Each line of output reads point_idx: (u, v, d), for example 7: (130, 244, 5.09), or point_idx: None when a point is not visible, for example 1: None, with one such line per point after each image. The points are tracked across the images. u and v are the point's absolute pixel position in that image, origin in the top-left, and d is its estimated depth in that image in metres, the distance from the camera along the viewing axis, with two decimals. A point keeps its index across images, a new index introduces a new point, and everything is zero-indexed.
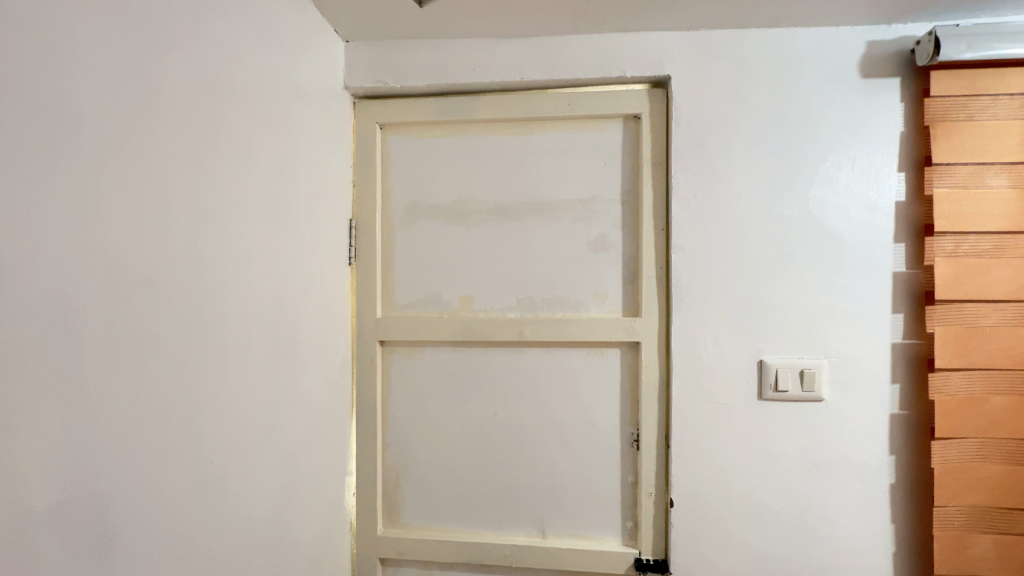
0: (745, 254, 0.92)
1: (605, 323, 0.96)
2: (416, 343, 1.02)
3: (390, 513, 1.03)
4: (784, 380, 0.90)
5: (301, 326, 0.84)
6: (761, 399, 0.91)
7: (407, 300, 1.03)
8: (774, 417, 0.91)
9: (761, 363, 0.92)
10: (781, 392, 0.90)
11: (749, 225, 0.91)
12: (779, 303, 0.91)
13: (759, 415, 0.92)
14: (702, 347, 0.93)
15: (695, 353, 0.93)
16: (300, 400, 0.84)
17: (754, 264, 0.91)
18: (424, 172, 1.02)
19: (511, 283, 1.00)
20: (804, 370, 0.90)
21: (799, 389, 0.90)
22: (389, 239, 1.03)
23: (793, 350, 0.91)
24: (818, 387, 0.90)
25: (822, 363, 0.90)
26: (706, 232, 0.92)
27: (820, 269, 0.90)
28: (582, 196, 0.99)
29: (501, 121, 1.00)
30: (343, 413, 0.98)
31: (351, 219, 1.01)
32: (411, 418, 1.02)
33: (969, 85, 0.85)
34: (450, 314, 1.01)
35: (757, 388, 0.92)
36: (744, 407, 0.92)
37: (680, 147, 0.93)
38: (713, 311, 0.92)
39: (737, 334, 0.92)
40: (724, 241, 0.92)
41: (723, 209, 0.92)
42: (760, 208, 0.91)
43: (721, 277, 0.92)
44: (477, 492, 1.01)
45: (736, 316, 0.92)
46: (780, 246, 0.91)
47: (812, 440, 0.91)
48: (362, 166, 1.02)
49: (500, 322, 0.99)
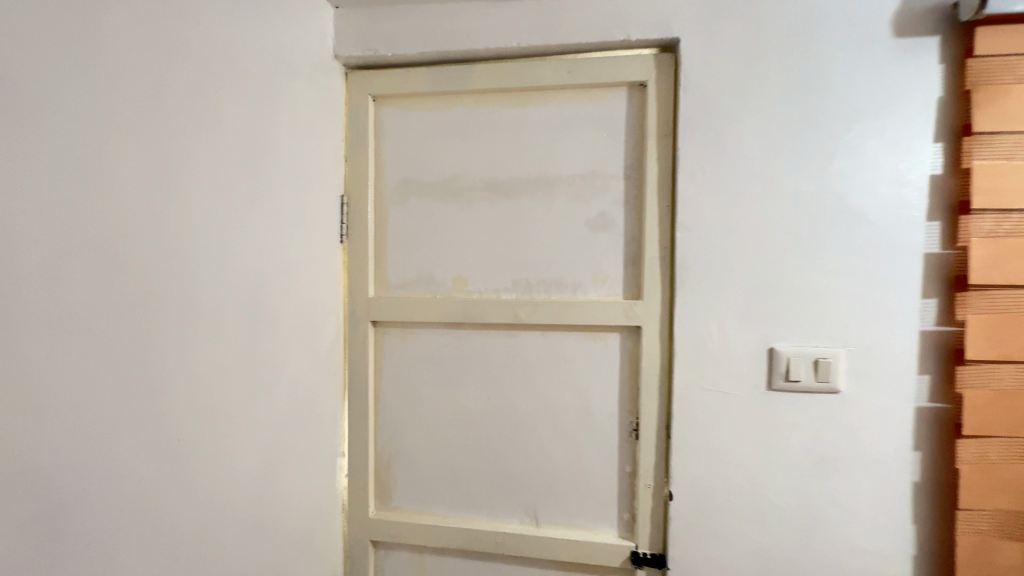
0: (757, 235, 0.85)
1: (604, 307, 0.91)
2: (408, 324, 0.99)
3: (382, 496, 1.02)
4: (795, 369, 0.83)
5: (285, 304, 0.82)
6: (770, 389, 0.85)
7: (400, 280, 0.99)
8: (784, 408, 0.85)
9: (771, 351, 0.85)
10: (791, 382, 0.84)
11: (761, 203, 0.84)
12: (793, 287, 0.84)
13: (767, 406, 0.86)
14: (707, 333, 0.87)
15: (699, 340, 0.87)
16: (283, 380, 0.82)
17: (765, 245, 0.84)
18: (417, 146, 0.98)
19: (505, 263, 0.96)
20: (819, 359, 0.83)
21: (812, 380, 0.83)
22: (381, 217, 0.99)
23: (806, 337, 0.84)
24: (833, 379, 0.83)
25: (838, 351, 0.83)
26: (715, 210, 0.85)
27: (840, 251, 0.83)
28: (582, 171, 0.93)
29: (497, 91, 0.95)
30: (333, 394, 0.96)
31: (342, 195, 0.98)
32: (403, 401, 1.00)
33: (1019, 42, 0.75)
34: (443, 295, 0.98)
35: (765, 378, 0.85)
36: (751, 397, 0.86)
37: (688, 117, 0.86)
38: (718, 295, 0.86)
39: (746, 320, 0.86)
40: (734, 219, 0.85)
41: (734, 185, 0.85)
42: (774, 184, 0.84)
43: (730, 259, 0.85)
44: (469, 478, 0.99)
45: (745, 301, 0.85)
46: (796, 225, 0.84)
47: (824, 435, 0.84)
48: (354, 140, 0.98)
49: (493, 303, 0.95)
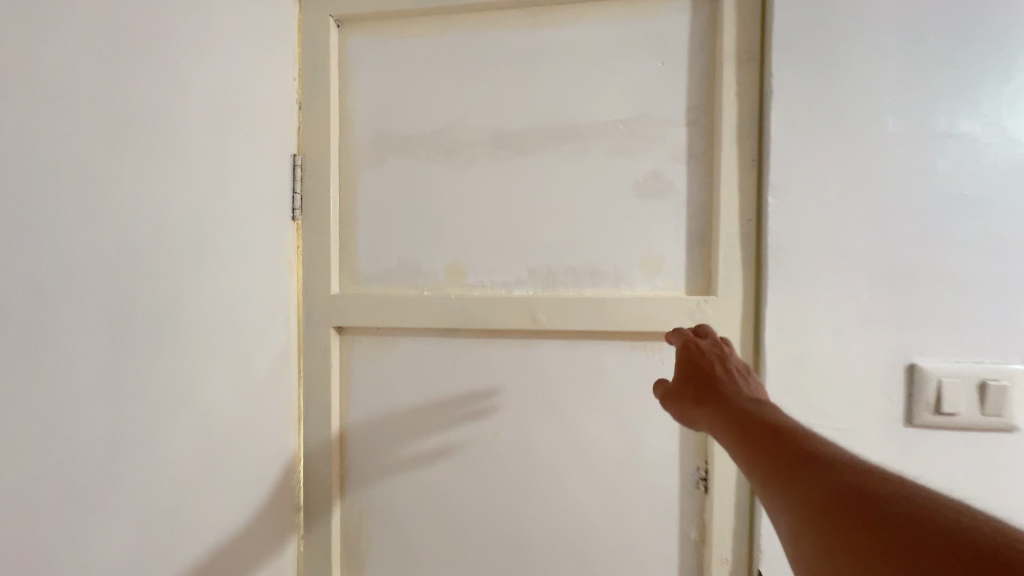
0: (889, 200, 0.58)
1: (660, 306, 0.64)
2: (386, 330, 0.72)
3: (352, 565, 0.75)
4: (951, 398, 0.56)
5: (198, 303, 0.55)
6: (910, 426, 0.58)
7: (374, 271, 0.73)
8: (929, 454, 0.58)
9: (912, 370, 0.58)
10: (944, 416, 0.57)
11: (896, 153, 0.57)
12: (942, 275, 0.57)
13: (904, 452, 0.58)
14: (815, 344, 0.59)
15: (802, 353, 0.60)
16: (198, 413, 0.55)
17: (902, 215, 0.57)
18: (396, 87, 0.72)
19: (519, 246, 0.69)
20: (987, 382, 0.56)
21: (975, 413, 0.56)
22: (349, 184, 0.73)
23: (966, 349, 0.57)
24: (1009, 411, 0.56)
25: (1017, 371, 0.56)
26: (826, 165, 0.58)
27: (1015, 222, 0.56)
28: (626, 114, 0.66)
29: (507, 8, 0.68)
30: (283, 429, 0.70)
31: (294, 155, 0.71)
32: (379, 436, 0.73)
33: None
34: (433, 291, 0.71)
35: (902, 409, 0.58)
36: (880, 438, 0.59)
37: (784, 29, 0.59)
38: (830, 287, 0.59)
39: (871, 323, 0.58)
40: (855, 178, 0.58)
41: (854, 126, 0.58)
42: (914, 123, 0.57)
43: (849, 236, 0.58)
44: (469, 544, 0.72)
45: (871, 297, 0.58)
46: (948, 185, 0.57)
47: (991, 493, 0.57)
48: (310, 79, 0.72)
49: (503, 301, 0.68)
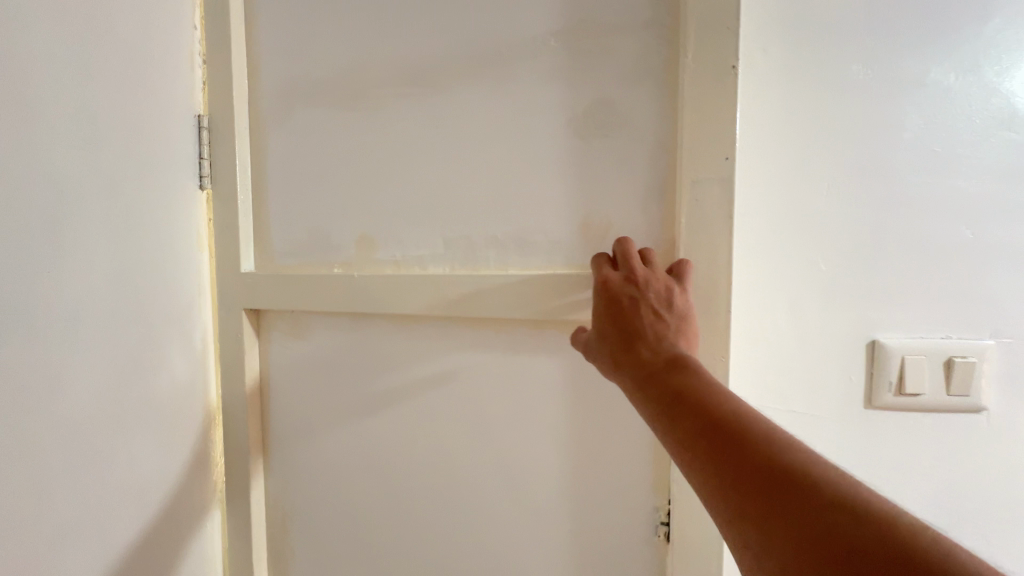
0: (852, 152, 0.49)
1: None
2: (297, 313, 0.62)
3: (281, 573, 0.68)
4: (915, 379, 0.49)
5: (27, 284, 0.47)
6: (868, 409, 0.51)
7: (285, 245, 0.62)
8: (882, 441, 0.51)
9: (876, 347, 0.50)
10: (906, 399, 0.50)
11: (865, 87, 0.49)
12: (908, 240, 0.49)
13: (855, 439, 0.51)
14: (773, 321, 0.50)
15: (748, 329, 0.51)
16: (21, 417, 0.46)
17: (867, 169, 0.49)
18: (299, 22, 0.59)
19: (433, 210, 0.55)
20: (955, 359, 0.49)
21: (937, 395, 0.49)
22: (258, 145, 0.63)
23: (929, 326, 0.50)
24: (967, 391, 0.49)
25: (983, 347, 0.49)
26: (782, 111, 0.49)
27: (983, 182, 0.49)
28: (562, 24, 0.48)
29: None
30: (191, 423, 0.63)
31: (200, 116, 0.63)
32: (297, 435, 0.64)
33: None
34: (343, 268, 0.59)
35: (863, 392, 0.50)
36: (828, 426, 0.51)
37: None
38: (781, 251, 0.50)
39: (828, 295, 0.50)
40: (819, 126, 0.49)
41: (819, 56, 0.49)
42: (886, 56, 0.48)
43: (806, 196, 0.49)
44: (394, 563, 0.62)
45: (831, 266, 0.50)
46: (916, 138, 0.49)
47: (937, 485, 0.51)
48: (213, 25, 0.62)
49: (413, 282, 0.54)
